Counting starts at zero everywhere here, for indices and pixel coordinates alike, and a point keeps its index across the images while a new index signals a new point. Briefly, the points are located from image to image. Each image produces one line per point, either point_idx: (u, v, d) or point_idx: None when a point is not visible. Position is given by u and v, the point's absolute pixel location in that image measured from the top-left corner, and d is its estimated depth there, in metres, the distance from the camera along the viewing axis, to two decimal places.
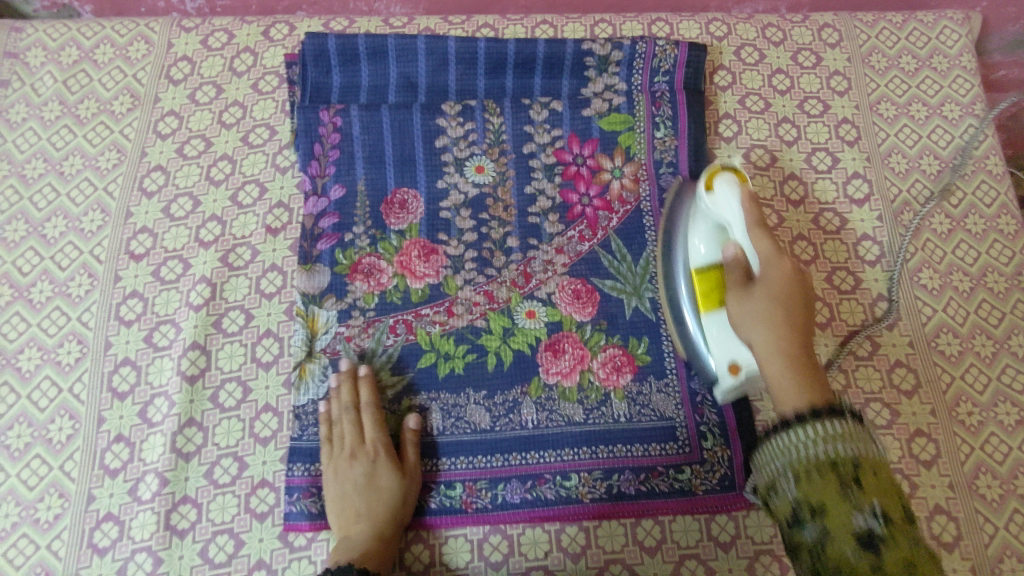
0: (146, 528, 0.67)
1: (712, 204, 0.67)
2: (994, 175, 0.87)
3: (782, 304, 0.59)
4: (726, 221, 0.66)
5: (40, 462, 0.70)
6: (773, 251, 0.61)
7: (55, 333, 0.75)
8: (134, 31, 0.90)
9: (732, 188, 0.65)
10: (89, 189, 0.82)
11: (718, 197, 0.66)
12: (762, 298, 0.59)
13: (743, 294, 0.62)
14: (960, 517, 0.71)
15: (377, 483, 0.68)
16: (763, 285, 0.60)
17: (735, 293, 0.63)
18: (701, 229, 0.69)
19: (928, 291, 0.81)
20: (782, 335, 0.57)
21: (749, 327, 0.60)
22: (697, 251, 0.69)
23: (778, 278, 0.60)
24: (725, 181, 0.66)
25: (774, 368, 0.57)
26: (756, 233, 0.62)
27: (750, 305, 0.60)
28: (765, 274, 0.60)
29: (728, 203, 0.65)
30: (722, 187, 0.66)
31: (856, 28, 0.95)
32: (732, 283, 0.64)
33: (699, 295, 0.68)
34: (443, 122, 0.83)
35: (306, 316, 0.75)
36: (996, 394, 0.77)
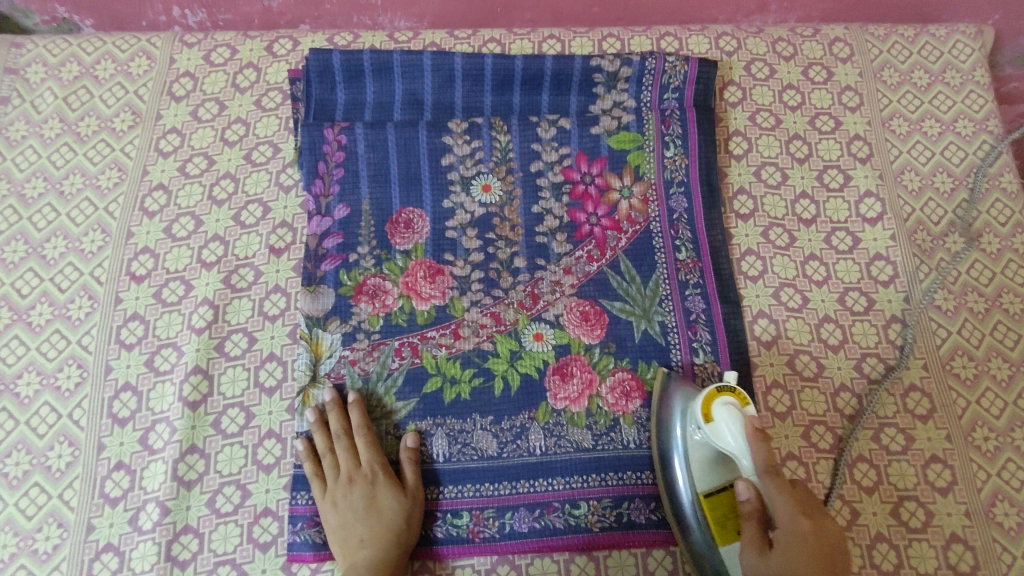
0: (147, 559, 0.66)
1: (712, 434, 0.62)
2: (1009, 193, 0.86)
3: (808, 558, 0.57)
4: (730, 453, 0.61)
5: (39, 491, 0.69)
6: (787, 496, 0.58)
7: (54, 357, 0.74)
8: (135, 46, 0.88)
9: (733, 417, 0.61)
10: (89, 208, 0.80)
11: (717, 426, 0.62)
12: (778, 561, 0.57)
13: (764, 559, 0.58)
14: (977, 546, 0.70)
15: (377, 509, 0.66)
16: (783, 542, 0.58)
17: (750, 546, 0.60)
18: (701, 456, 0.65)
19: (942, 312, 0.80)
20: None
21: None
22: (698, 479, 0.65)
23: (801, 529, 0.58)
24: (725, 407, 0.62)
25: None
26: (767, 480, 0.59)
27: (771, 565, 0.58)
28: (785, 528, 0.58)
29: (729, 432, 0.61)
30: (721, 415, 0.62)
31: (868, 42, 0.94)
32: (748, 539, 0.60)
33: (715, 525, 0.64)
34: (450, 139, 0.82)
35: (310, 339, 0.74)
36: (1013, 419, 0.75)
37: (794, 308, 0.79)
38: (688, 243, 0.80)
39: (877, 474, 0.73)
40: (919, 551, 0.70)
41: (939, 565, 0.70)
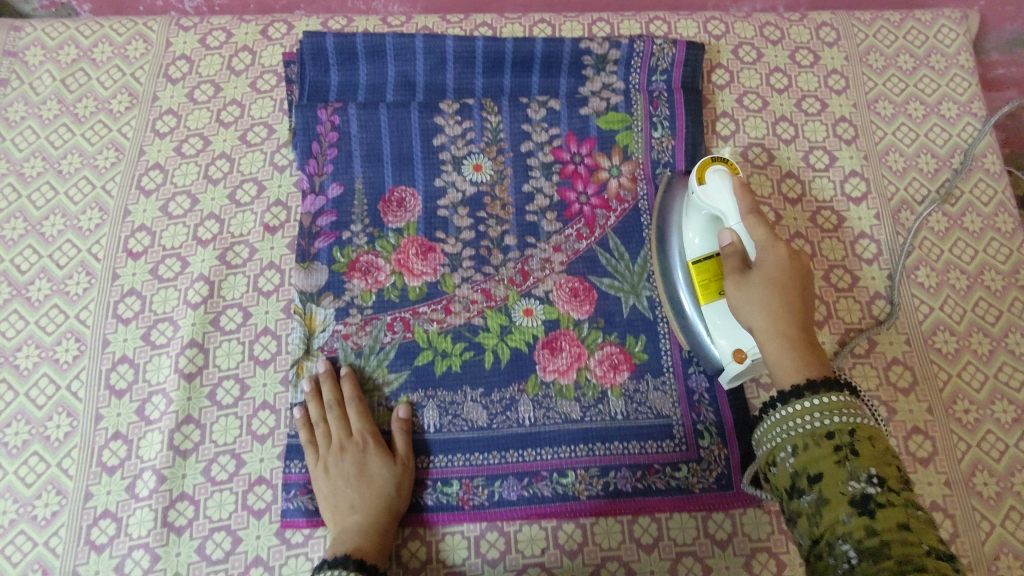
0: (143, 525, 0.67)
1: (704, 196, 0.69)
2: (991, 173, 0.87)
3: (782, 285, 0.61)
4: (718, 212, 0.68)
5: (38, 459, 0.70)
6: (767, 235, 0.63)
7: (53, 331, 0.75)
8: (132, 30, 0.90)
9: (724, 179, 0.68)
10: (86, 187, 0.82)
11: (711, 190, 0.68)
12: (760, 282, 0.62)
13: (742, 281, 0.63)
14: (957, 514, 0.72)
15: (368, 474, 0.68)
16: (761, 270, 0.62)
17: (733, 279, 0.64)
18: (696, 221, 0.72)
19: (925, 289, 0.81)
20: (774, 321, 0.60)
21: (749, 307, 0.62)
22: (692, 243, 0.72)
23: (777, 258, 0.62)
24: (717, 173, 0.68)
25: (773, 352, 0.59)
26: (750, 223, 0.64)
27: (750, 283, 0.62)
28: (761, 259, 0.63)
29: (719, 191, 0.68)
30: (714, 179, 0.68)
31: (854, 27, 0.95)
32: (729, 270, 0.65)
33: (699, 286, 0.71)
34: (441, 120, 0.84)
35: (304, 314, 0.75)
36: (993, 392, 0.77)
37: None
38: None
39: None
40: None
41: None
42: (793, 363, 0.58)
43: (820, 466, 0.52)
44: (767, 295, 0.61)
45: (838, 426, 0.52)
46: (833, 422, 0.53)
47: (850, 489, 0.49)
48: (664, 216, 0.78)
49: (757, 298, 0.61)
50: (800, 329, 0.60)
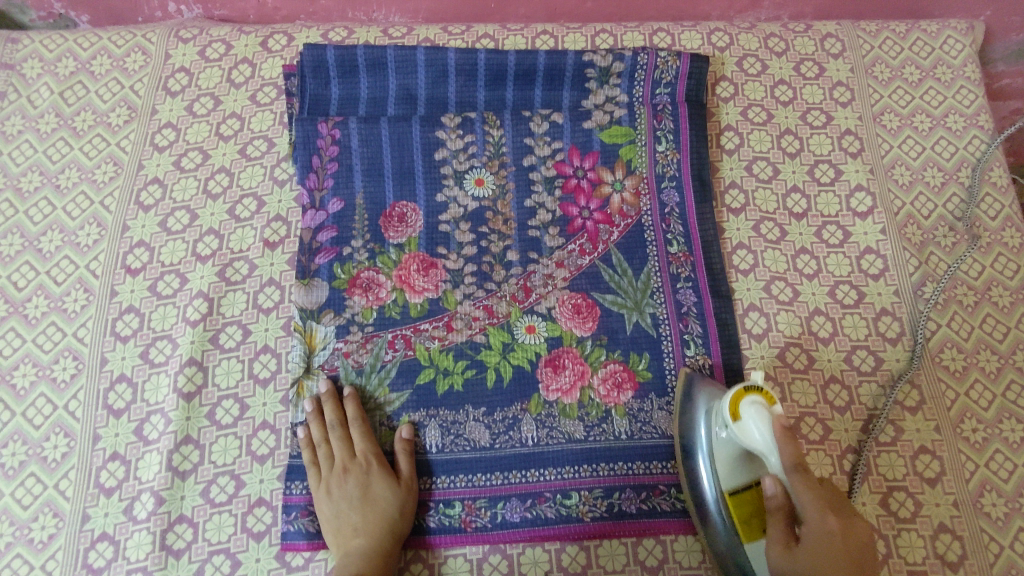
0: (142, 548, 0.67)
1: (740, 436, 0.59)
2: (998, 187, 0.86)
3: (838, 564, 0.54)
4: (755, 452, 0.58)
5: (35, 481, 0.69)
6: (817, 499, 0.56)
7: (50, 349, 0.74)
8: (131, 42, 0.89)
9: (761, 420, 0.58)
10: (84, 202, 0.81)
11: (746, 431, 0.58)
12: (806, 564, 0.55)
13: (790, 554, 0.57)
14: (965, 536, 0.71)
15: (372, 498, 0.67)
16: (811, 545, 0.56)
17: (777, 550, 0.59)
18: (727, 450, 0.62)
19: (932, 305, 0.80)
20: None
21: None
22: (721, 468, 0.63)
23: (834, 547, 0.55)
24: (753, 409, 0.58)
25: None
26: (800, 491, 0.56)
27: (800, 570, 0.56)
28: (812, 527, 0.56)
29: (756, 434, 0.58)
30: (749, 416, 0.58)
31: (859, 38, 0.94)
32: (774, 538, 0.59)
33: (738, 524, 0.63)
34: (443, 134, 0.83)
35: (304, 332, 0.74)
36: (1001, 411, 0.76)
37: (785, 301, 0.80)
38: (680, 237, 0.80)
39: (866, 465, 0.74)
40: (907, 540, 0.71)
41: (926, 554, 0.70)
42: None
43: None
44: None
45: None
46: None
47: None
48: (688, 405, 0.70)
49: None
50: None
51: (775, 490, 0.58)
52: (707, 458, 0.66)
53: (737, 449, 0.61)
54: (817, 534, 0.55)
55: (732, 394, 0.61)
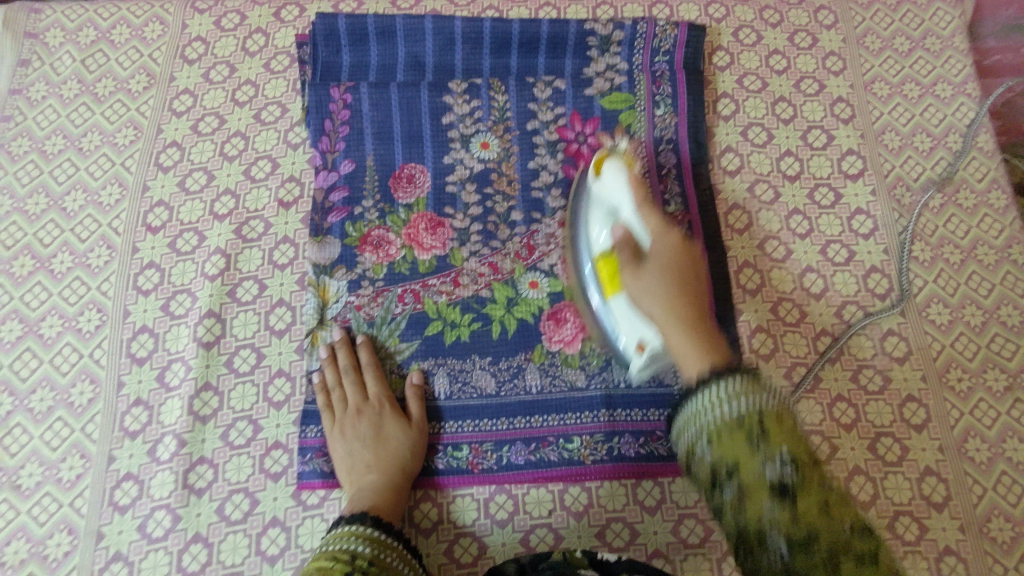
0: (165, 486, 0.70)
1: (601, 188, 0.70)
2: (985, 152, 0.89)
3: (676, 266, 0.61)
4: (614, 202, 0.69)
5: (62, 425, 0.73)
6: (661, 224, 0.64)
7: (75, 302, 0.78)
8: (149, 13, 0.92)
9: (619, 173, 0.70)
10: (106, 164, 0.84)
11: (608, 183, 0.70)
12: (657, 274, 0.60)
13: (638, 272, 0.61)
14: (949, 478, 0.74)
15: (383, 436, 0.71)
16: (655, 258, 0.62)
17: (629, 273, 0.62)
18: (597, 218, 0.69)
19: (919, 263, 0.84)
20: (672, 294, 0.58)
21: (646, 300, 0.59)
22: (596, 237, 0.69)
23: (667, 246, 0.62)
24: (614, 167, 0.70)
25: (673, 337, 0.56)
26: (643, 212, 0.66)
27: (648, 279, 0.60)
28: (656, 248, 0.63)
29: (615, 185, 0.69)
30: (611, 172, 0.70)
31: (852, 10, 0.97)
32: (623, 261, 0.63)
33: (605, 282, 0.67)
34: (450, 99, 0.86)
35: (317, 286, 0.78)
36: (985, 361, 0.79)
37: (778, 259, 0.83)
38: (677, 198, 0.84)
39: (855, 412, 0.77)
40: (895, 482, 0.74)
41: (912, 495, 0.74)
42: (693, 350, 0.53)
43: (735, 455, 0.43)
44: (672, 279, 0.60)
45: (747, 413, 0.44)
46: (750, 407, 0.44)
47: (769, 476, 0.41)
48: (574, 211, 0.75)
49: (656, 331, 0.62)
50: (689, 307, 0.57)
51: (626, 226, 0.65)
52: (585, 244, 0.71)
53: (597, 211, 0.70)
54: (658, 237, 0.63)
55: (599, 161, 0.73)
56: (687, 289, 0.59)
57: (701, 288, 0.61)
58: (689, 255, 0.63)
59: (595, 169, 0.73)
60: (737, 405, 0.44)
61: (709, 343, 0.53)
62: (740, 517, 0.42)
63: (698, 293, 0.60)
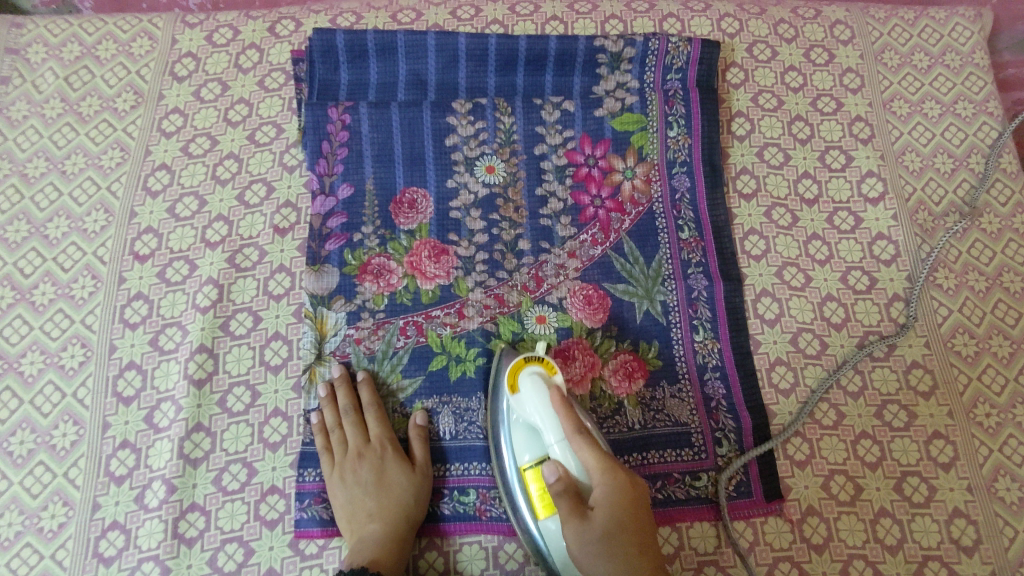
0: (154, 536, 0.66)
1: (521, 407, 0.63)
2: (1009, 173, 0.86)
3: (621, 506, 0.57)
4: (536, 425, 0.62)
5: (44, 469, 0.68)
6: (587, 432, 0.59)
7: (58, 337, 0.73)
8: (136, 27, 0.88)
9: (540, 390, 0.62)
10: (91, 188, 0.80)
11: (526, 403, 0.63)
12: (600, 535, 0.56)
13: (584, 527, 0.56)
14: (979, 520, 0.71)
15: (384, 482, 0.67)
16: (599, 508, 0.57)
17: (571, 528, 0.57)
18: (524, 442, 0.64)
19: (943, 291, 0.80)
20: (638, 569, 0.56)
21: (595, 562, 0.56)
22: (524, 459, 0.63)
23: (610, 494, 0.57)
24: (532, 384, 0.63)
25: (621, 574, 0.55)
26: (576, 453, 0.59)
27: (593, 544, 0.56)
28: (599, 495, 0.57)
29: (536, 407, 0.62)
30: (528, 390, 0.63)
31: (869, 25, 0.94)
32: (563, 514, 0.57)
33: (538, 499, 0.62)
34: (454, 120, 0.82)
35: (314, 318, 0.73)
36: (1013, 395, 0.76)
37: (797, 287, 0.80)
38: (691, 224, 0.80)
39: (880, 450, 0.73)
40: (922, 525, 0.71)
41: (941, 539, 0.70)
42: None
43: None
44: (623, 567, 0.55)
45: None
46: None
47: None
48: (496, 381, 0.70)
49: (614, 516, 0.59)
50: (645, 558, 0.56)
51: (561, 470, 0.59)
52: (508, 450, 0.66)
53: (523, 435, 0.64)
54: (601, 483, 0.57)
55: (514, 367, 0.66)
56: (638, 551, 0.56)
57: (637, 481, 0.59)
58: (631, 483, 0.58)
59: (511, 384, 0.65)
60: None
61: None
62: None
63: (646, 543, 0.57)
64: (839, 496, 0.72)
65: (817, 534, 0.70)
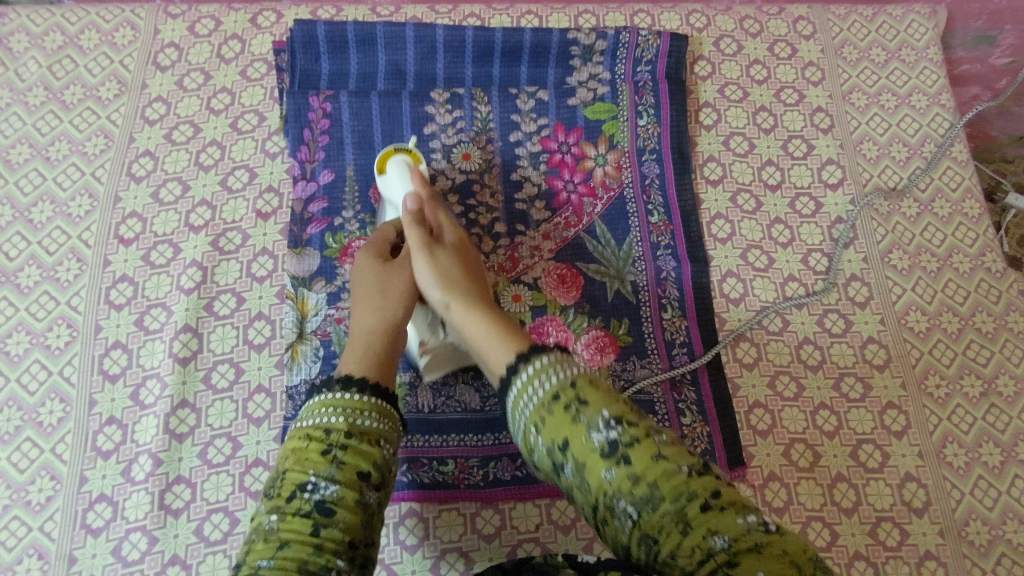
0: (140, 508, 0.68)
1: (385, 185, 0.74)
2: (959, 161, 0.91)
3: (464, 261, 0.69)
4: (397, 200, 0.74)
5: (31, 445, 0.70)
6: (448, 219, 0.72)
7: (43, 318, 0.75)
8: (120, 17, 0.90)
9: (403, 171, 0.73)
10: (75, 174, 0.81)
11: (392, 179, 0.74)
12: (447, 263, 0.67)
13: (429, 254, 0.67)
14: (929, 483, 0.75)
15: (368, 298, 0.67)
16: (445, 252, 0.69)
17: (419, 257, 0.67)
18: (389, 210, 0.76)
19: (897, 271, 0.85)
20: (466, 288, 0.66)
21: (434, 287, 0.66)
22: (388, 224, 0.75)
23: (456, 247, 0.70)
24: (398, 165, 0.73)
25: (472, 325, 0.62)
26: (417, 261, 0.67)
27: (440, 262, 0.67)
28: (449, 245, 0.70)
29: (398, 184, 0.73)
30: (393, 171, 0.74)
31: (829, 21, 0.99)
32: (414, 249, 0.68)
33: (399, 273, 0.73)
34: (432, 108, 0.85)
35: (296, 299, 0.76)
36: (962, 368, 0.80)
37: (760, 268, 0.84)
38: (660, 208, 0.84)
39: (837, 420, 0.78)
40: (876, 489, 0.75)
41: (894, 501, 0.74)
42: (494, 338, 0.59)
43: (563, 432, 0.50)
44: (454, 284, 0.66)
45: (559, 386, 0.51)
46: (559, 383, 0.52)
47: (596, 441, 0.49)
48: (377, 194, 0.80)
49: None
50: (476, 296, 0.66)
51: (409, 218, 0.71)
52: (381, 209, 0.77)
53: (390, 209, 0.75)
54: (432, 268, 0.66)
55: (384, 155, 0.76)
56: (472, 287, 0.66)
57: (480, 269, 0.71)
58: (469, 254, 0.71)
59: (380, 167, 0.75)
60: (551, 379, 0.52)
61: (511, 332, 0.60)
62: (585, 486, 0.49)
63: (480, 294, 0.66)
64: (799, 463, 0.76)
65: (778, 498, 0.74)
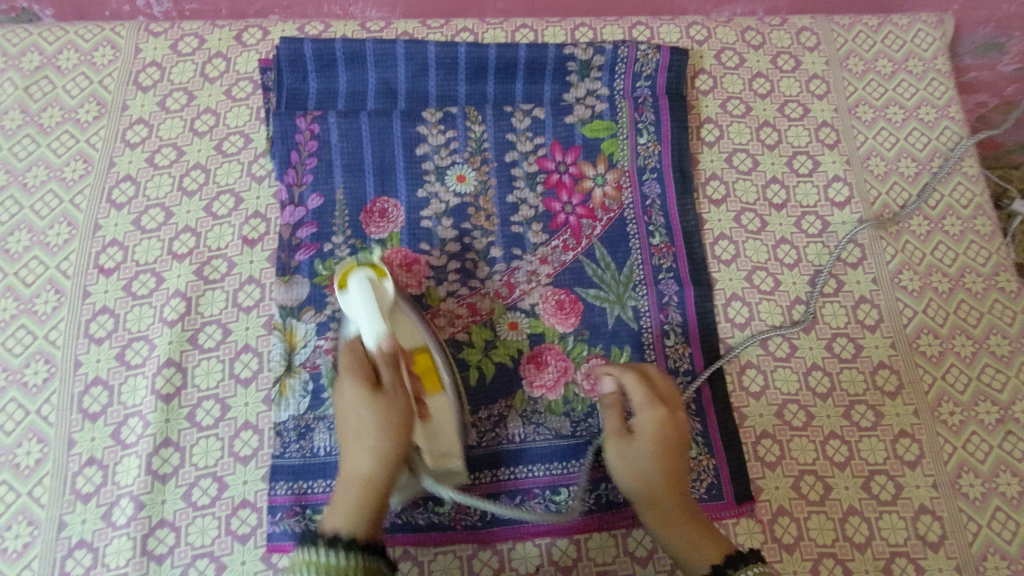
0: (122, 554, 0.65)
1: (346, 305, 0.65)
2: (969, 176, 0.88)
3: (666, 439, 0.64)
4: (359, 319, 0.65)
5: (7, 489, 0.67)
6: (645, 398, 0.65)
7: (20, 353, 0.72)
8: (99, 36, 0.87)
9: (362, 288, 0.65)
10: (53, 201, 0.78)
11: (353, 301, 0.65)
12: (650, 454, 0.64)
13: (626, 446, 0.65)
14: (945, 517, 0.72)
15: (364, 438, 0.60)
16: (641, 437, 0.65)
17: (615, 451, 0.65)
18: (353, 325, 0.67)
19: (907, 291, 0.82)
20: (661, 473, 0.63)
21: (628, 477, 0.64)
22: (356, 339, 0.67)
23: (654, 424, 0.64)
24: (357, 285, 0.64)
25: (662, 521, 0.63)
26: (610, 449, 0.66)
27: (640, 454, 0.64)
28: (642, 423, 0.65)
29: (359, 304, 0.64)
30: (354, 289, 0.65)
31: (834, 32, 0.96)
32: (610, 436, 0.66)
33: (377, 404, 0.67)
34: (424, 129, 0.82)
35: (284, 329, 0.73)
36: (976, 393, 0.77)
37: (766, 291, 0.81)
38: (662, 230, 0.81)
39: (848, 450, 0.75)
40: (890, 522, 0.72)
41: (908, 535, 0.71)
42: (699, 548, 0.61)
43: None
44: (667, 473, 0.64)
45: None
46: None
47: None
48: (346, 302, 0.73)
49: (447, 405, 0.67)
50: (673, 472, 0.64)
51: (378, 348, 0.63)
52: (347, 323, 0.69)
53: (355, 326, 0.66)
54: (627, 461, 0.64)
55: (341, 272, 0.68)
56: (677, 463, 0.64)
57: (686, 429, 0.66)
58: (678, 422, 0.65)
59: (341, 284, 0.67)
60: None
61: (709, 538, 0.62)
62: None
63: (674, 468, 0.64)
64: (809, 496, 0.73)
65: (787, 534, 0.71)
